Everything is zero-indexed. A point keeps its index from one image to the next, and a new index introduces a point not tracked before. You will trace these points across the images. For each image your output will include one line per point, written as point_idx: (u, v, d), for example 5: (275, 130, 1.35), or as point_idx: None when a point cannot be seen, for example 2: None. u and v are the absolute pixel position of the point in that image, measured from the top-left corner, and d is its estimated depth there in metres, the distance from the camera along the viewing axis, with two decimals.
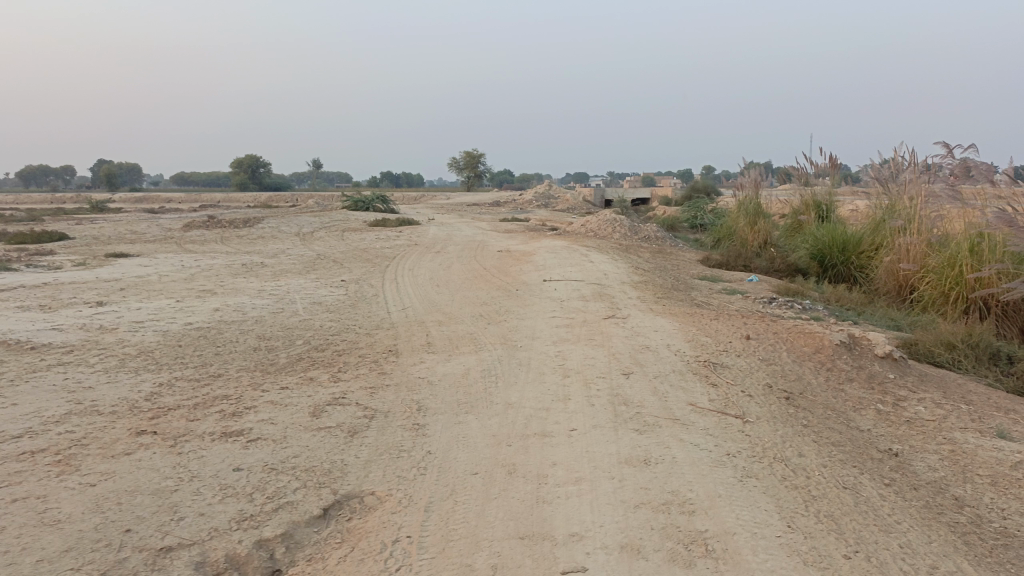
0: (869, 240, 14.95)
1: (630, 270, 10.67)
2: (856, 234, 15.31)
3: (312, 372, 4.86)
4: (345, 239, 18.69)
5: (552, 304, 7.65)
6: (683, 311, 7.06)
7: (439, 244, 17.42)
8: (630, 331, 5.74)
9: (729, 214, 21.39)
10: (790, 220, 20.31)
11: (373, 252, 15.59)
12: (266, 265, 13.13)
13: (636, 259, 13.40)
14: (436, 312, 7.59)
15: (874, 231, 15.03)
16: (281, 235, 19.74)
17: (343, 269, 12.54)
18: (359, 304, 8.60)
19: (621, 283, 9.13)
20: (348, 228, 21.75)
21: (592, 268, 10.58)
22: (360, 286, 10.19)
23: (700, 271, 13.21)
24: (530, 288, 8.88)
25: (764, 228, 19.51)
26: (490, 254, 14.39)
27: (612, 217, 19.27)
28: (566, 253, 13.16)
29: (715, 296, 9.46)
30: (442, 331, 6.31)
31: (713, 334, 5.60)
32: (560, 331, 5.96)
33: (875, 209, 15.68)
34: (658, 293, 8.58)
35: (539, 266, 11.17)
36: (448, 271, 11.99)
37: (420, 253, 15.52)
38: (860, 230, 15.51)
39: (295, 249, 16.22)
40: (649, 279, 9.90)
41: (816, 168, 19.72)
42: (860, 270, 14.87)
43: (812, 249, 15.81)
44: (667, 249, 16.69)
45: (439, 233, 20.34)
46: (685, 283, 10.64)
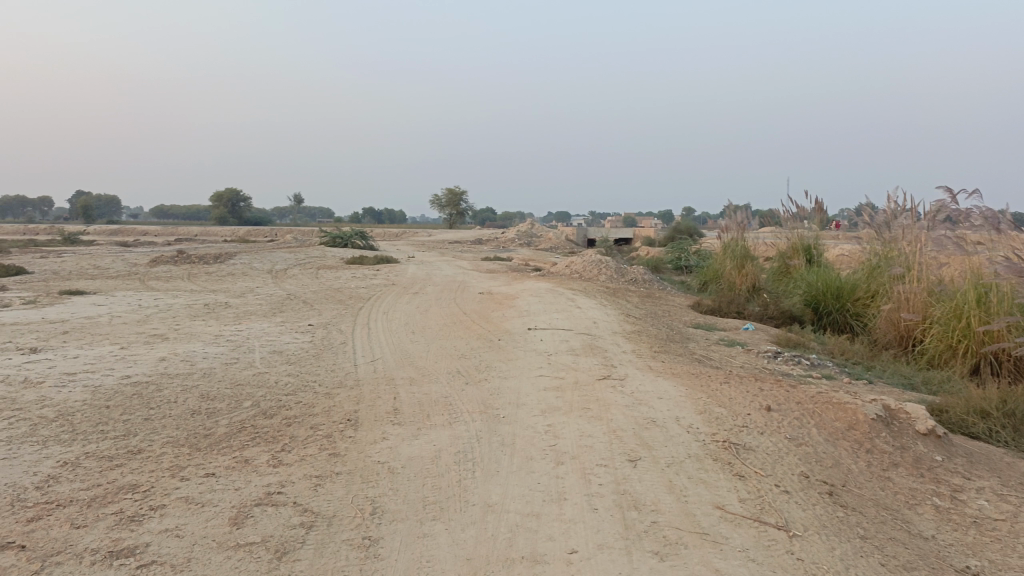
0: (865, 287, 14.35)
1: (621, 318, 9.91)
2: (851, 281, 14.71)
3: (251, 449, 4.02)
4: (318, 278, 17.82)
5: (538, 358, 6.86)
6: (686, 370, 6.30)
7: (417, 284, 16.59)
8: (630, 397, 4.96)
9: (716, 257, 20.79)
10: (779, 264, 19.72)
11: (348, 292, 14.75)
12: (230, 306, 12.22)
13: (626, 304, 12.66)
14: (408, 367, 6.76)
15: (868, 278, 14.48)
16: (251, 272, 18.82)
17: (312, 311, 11.66)
18: (324, 354, 7.76)
19: (612, 333, 8.35)
20: (323, 266, 20.90)
21: (581, 315, 9.82)
22: (328, 333, 9.32)
23: (692, 318, 12.49)
24: (514, 338, 8.08)
25: (752, 272, 18.86)
26: (470, 296, 13.59)
27: (598, 258, 18.58)
28: (551, 297, 12.39)
29: (714, 349, 8.73)
30: (413, 392, 5.49)
31: (727, 403, 4.84)
32: (550, 395, 5.16)
33: (868, 256, 15.14)
34: (655, 346, 7.83)
35: (523, 312, 10.39)
36: (426, 315, 11.18)
37: (396, 294, 14.67)
38: (853, 277, 14.94)
39: (264, 288, 15.33)
40: (642, 329, 9.16)
41: (804, 212, 19.21)
42: (857, 318, 14.26)
43: (805, 295, 15.18)
44: (656, 293, 15.98)
45: (418, 272, 19.54)
46: (680, 333, 9.89)
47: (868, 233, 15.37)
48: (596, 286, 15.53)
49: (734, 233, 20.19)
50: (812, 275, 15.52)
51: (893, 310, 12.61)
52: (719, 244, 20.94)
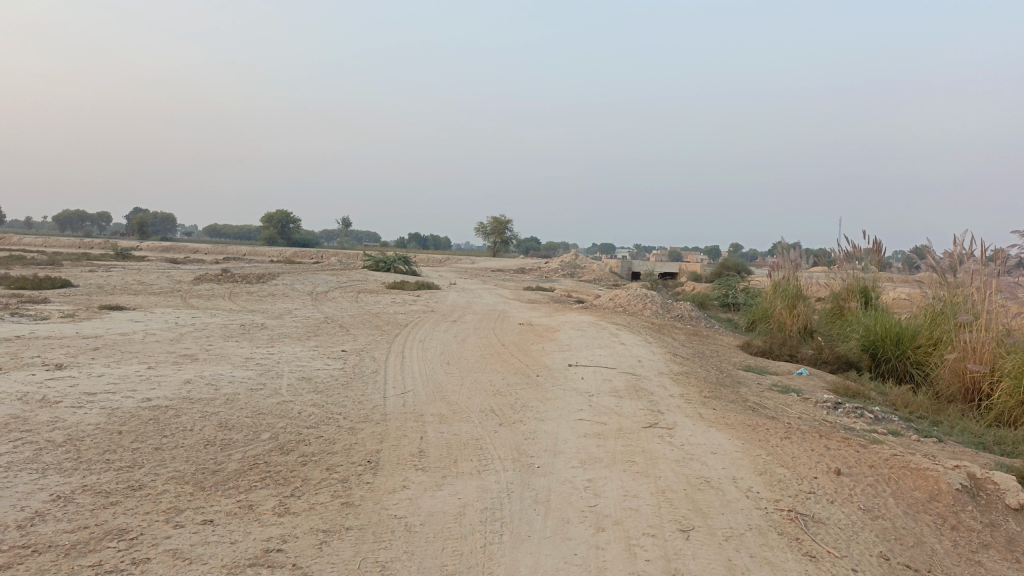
0: (926, 334, 13.54)
1: (668, 357, 9.40)
2: (912, 326, 13.91)
3: (258, 492, 3.66)
4: (358, 301, 17.63)
5: (578, 398, 6.41)
6: (740, 419, 5.78)
7: (457, 312, 16.28)
8: (679, 451, 4.48)
9: (766, 296, 20.05)
10: (832, 305, 18.91)
11: (386, 317, 14.49)
12: (266, 327, 12.03)
13: (671, 342, 12.12)
14: (440, 402, 6.38)
15: (930, 324, 13.68)
16: (291, 293, 18.75)
17: (348, 336, 11.39)
18: (354, 383, 7.43)
19: (658, 374, 7.84)
20: (363, 290, 20.75)
21: (625, 352, 9.33)
22: (360, 360, 8.99)
23: (742, 360, 11.87)
24: (553, 374, 7.63)
25: (804, 312, 18.09)
26: (510, 327, 13.20)
27: (643, 292, 18.04)
28: (594, 331, 11.92)
29: (768, 395, 8.15)
30: (442, 431, 5.09)
31: (789, 462, 4.33)
32: (590, 443, 4.71)
33: (930, 300, 14.34)
34: (705, 390, 7.31)
35: (564, 346, 9.94)
36: (463, 345, 10.81)
37: (435, 321, 14.35)
38: (914, 322, 14.12)
39: (303, 311, 15.17)
40: (690, 370, 8.63)
41: (860, 252, 18.41)
42: (917, 367, 13.45)
43: (861, 340, 14.42)
44: (702, 331, 15.38)
45: (459, 300, 19.23)
46: (729, 375, 9.32)
47: (929, 276, 14.58)
48: (641, 321, 15.01)
49: (786, 272, 19.46)
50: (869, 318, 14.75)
51: (957, 359, 11.82)
52: (770, 282, 20.21)
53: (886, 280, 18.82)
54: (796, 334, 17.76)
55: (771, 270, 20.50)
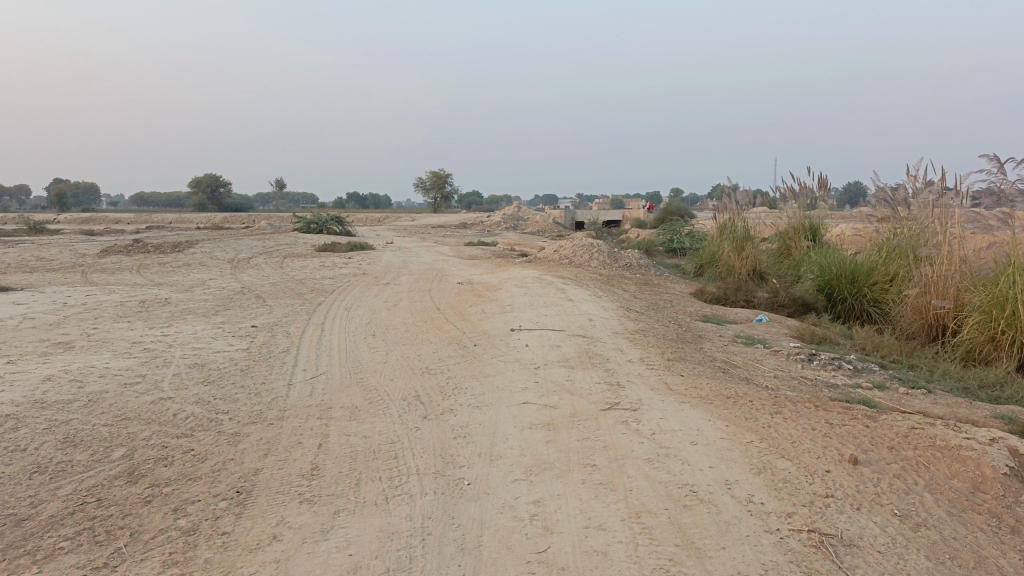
0: (883, 270, 12.90)
1: (621, 314, 8.42)
2: (867, 262, 13.26)
3: (58, 566, 2.53)
4: (283, 267, 16.23)
5: (522, 371, 5.37)
6: (715, 388, 4.81)
7: (391, 273, 15.04)
8: (651, 443, 3.48)
9: (713, 239, 19.30)
10: (779, 245, 18.26)
11: (311, 283, 13.19)
12: (169, 304, 10.64)
13: (622, 294, 11.17)
14: (355, 387, 5.25)
15: (886, 259, 13.04)
16: (210, 262, 17.22)
17: (263, 308, 10.11)
18: (255, 367, 6.23)
19: (612, 335, 6.84)
20: (291, 254, 19.28)
21: (573, 310, 8.31)
22: (270, 337, 7.77)
23: (697, 309, 11.01)
24: (491, 344, 6.56)
25: (753, 254, 17.39)
26: (447, 287, 12.07)
27: (589, 242, 17.08)
28: (539, 287, 10.87)
29: (734, 350, 7.24)
30: (348, 432, 3.98)
31: (791, 452, 3.36)
32: (537, 440, 3.66)
33: (883, 235, 13.72)
34: (667, 351, 6.35)
35: (506, 307, 8.86)
36: (393, 311, 9.65)
37: (365, 284, 13.13)
38: (869, 258, 13.46)
39: (218, 281, 13.74)
40: (647, 327, 7.67)
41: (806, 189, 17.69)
42: (875, 305, 12.83)
43: (816, 279, 13.74)
44: (653, 279, 14.50)
45: (393, 260, 17.96)
46: (688, 329, 8.41)
47: (881, 210, 13.95)
48: (588, 273, 14.04)
49: (732, 213, 18.69)
50: (822, 257, 14.06)
51: (918, 296, 11.19)
52: (717, 225, 19.45)
53: (834, 217, 18.22)
54: (746, 276, 17.06)
55: (715, 213, 19.71)
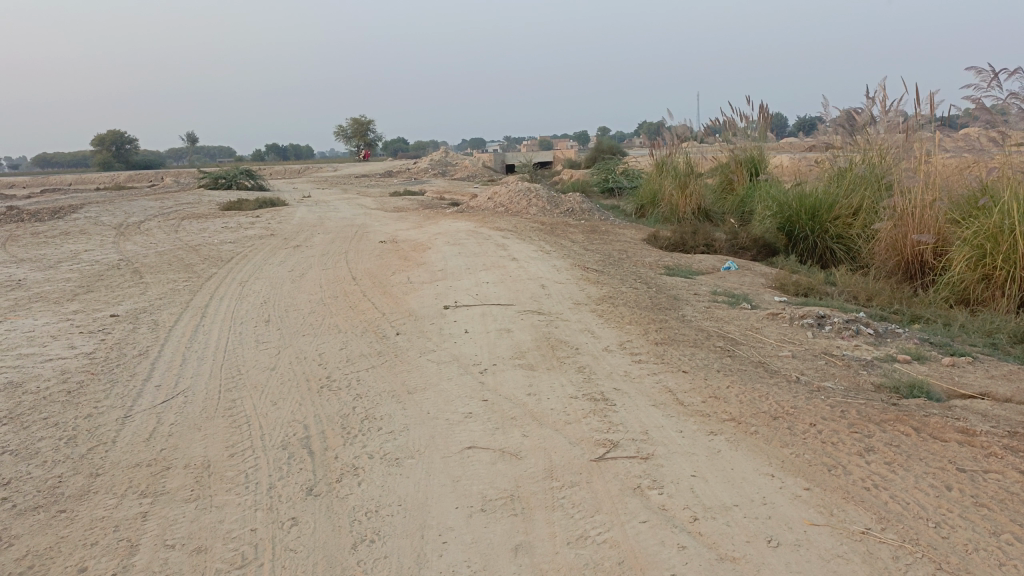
0: (846, 203, 11.66)
1: (577, 275, 6.88)
2: (829, 195, 11.97)
3: None
4: (177, 232, 14.08)
5: (461, 381, 3.76)
6: (745, 393, 3.31)
7: (303, 233, 13.13)
8: (703, 554, 2.00)
9: (652, 177, 17.91)
10: (721, 181, 16.93)
11: (206, 251, 11.21)
12: (17, 288, 8.58)
13: (571, 246, 9.60)
14: (219, 422, 3.57)
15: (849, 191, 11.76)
16: (91, 230, 14.90)
17: (136, 288, 8.20)
18: (89, 387, 4.47)
19: (573, 310, 5.32)
20: (190, 215, 17.03)
21: (519, 275, 6.72)
22: (130, 332, 5.97)
23: (655, 259, 9.59)
24: (416, 331, 4.94)
25: (698, 191, 16.07)
26: (367, 247, 10.34)
27: (525, 187, 15.45)
28: (473, 244, 9.21)
29: (723, 316, 5.80)
30: (178, 541, 2.36)
31: (946, 559, 1.93)
32: (500, 547, 2.12)
33: (840, 164, 12.48)
34: (650, 327, 4.85)
35: (436, 274, 7.22)
36: (299, 283, 7.86)
37: (271, 248, 11.24)
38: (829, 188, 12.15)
39: (94, 254, 11.61)
40: (614, 292, 6.16)
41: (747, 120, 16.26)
42: (839, 242, 11.56)
43: (776, 218, 12.42)
44: (600, 225, 12.97)
45: (309, 216, 15.97)
46: (657, 287, 6.97)
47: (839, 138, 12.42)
48: (528, 222, 12.44)
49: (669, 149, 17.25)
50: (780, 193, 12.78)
51: (889, 228, 9.42)
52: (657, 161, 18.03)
53: (774, 150, 16.90)
54: (692, 217, 15.76)
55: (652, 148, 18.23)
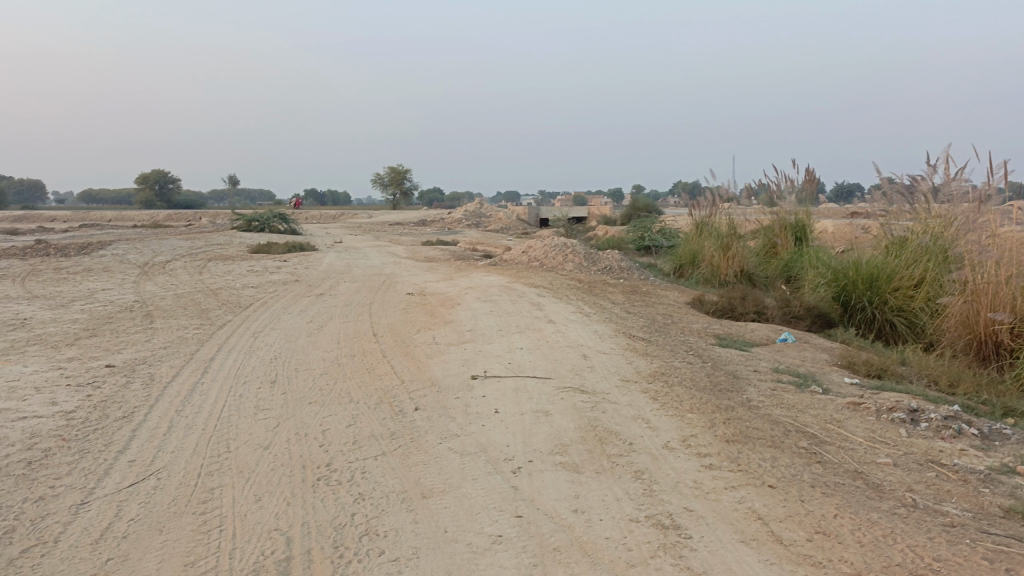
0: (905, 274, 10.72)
1: (622, 344, 6.14)
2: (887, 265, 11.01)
3: None
4: (201, 274, 13.63)
5: (489, 481, 3.01)
6: (862, 529, 2.56)
7: (329, 280, 12.58)
8: None
9: (690, 236, 17.12)
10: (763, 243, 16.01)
11: (225, 295, 10.67)
12: (19, 327, 8.05)
13: (612, 308, 8.88)
14: (186, 524, 2.86)
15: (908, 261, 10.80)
16: (115, 268, 14.52)
17: (144, 335, 7.61)
18: (51, 458, 3.80)
19: (622, 389, 4.58)
20: (217, 256, 16.65)
21: (558, 341, 6.01)
22: (121, 388, 5.33)
23: (704, 327, 8.82)
24: (437, 408, 4.22)
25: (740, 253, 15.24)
26: (394, 300, 9.72)
27: (562, 242, 14.83)
28: (507, 302, 8.53)
29: (794, 403, 5.00)
30: None
31: None
32: None
33: (896, 231, 11.58)
34: (717, 416, 4.08)
35: (465, 335, 6.53)
36: (316, 337, 7.22)
37: (294, 296, 10.68)
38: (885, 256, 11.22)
39: (112, 293, 11.14)
40: (666, 367, 5.40)
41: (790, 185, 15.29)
42: (899, 315, 10.59)
43: (830, 286, 11.50)
44: (641, 285, 12.25)
45: (337, 263, 15.48)
46: (712, 362, 6.20)
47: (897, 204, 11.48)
48: (565, 279, 11.74)
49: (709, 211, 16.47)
50: (835, 260, 11.95)
51: (959, 302, 8.10)
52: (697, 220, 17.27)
53: (820, 213, 15.85)
54: (734, 281, 14.92)
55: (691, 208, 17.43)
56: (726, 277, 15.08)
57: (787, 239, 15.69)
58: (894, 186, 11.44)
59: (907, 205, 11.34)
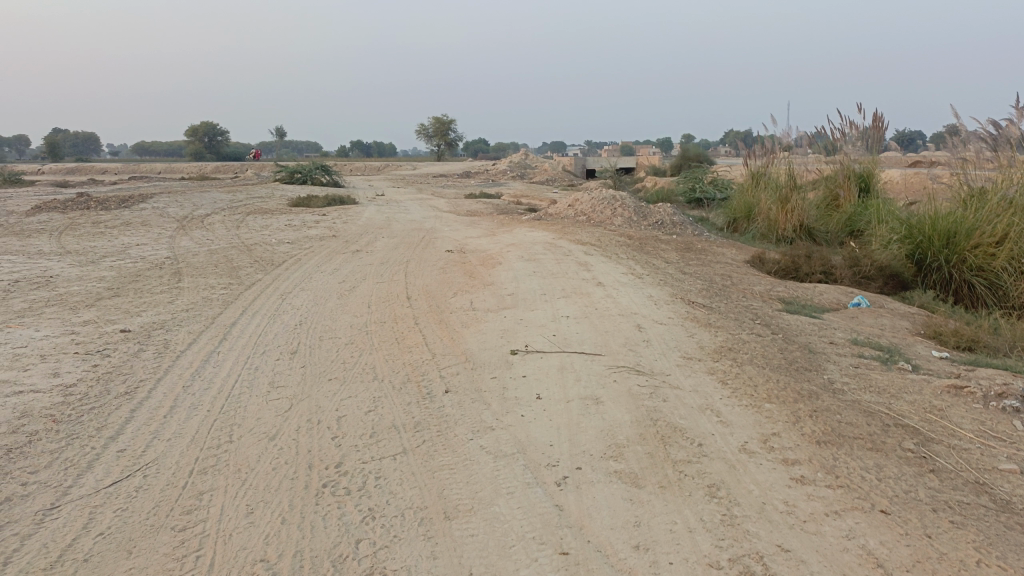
0: (989, 230, 9.32)
1: (681, 311, 5.48)
2: (967, 218, 9.61)
3: None
4: (238, 228, 13.26)
5: (528, 497, 2.45)
6: None
7: (367, 235, 12.09)
8: None
9: (746, 187, 16.13)
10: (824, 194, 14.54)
11: (259, 252, 10.25)
12: (43, 285, 7.72)
13: (665, 268, 8.18)
14: (163, 543, 2.38)
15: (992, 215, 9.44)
16: (152, 221, 14.25)
17: (168, 295, 7.21)
18: (34, 445, 3.36)
19: (686, 370, 3.95)
20: (256, 210, 16.29)
21: (608, 308, 5.38)
22: (131, 358, 4.90)
23: (767, 289, 8.09)
24: (471, 392, 3.66)
25: (799, 206, 14.24)
26: (432, 258, 9.17)
27: (610, 196, 14.06)
28: (552, 261, 7.91)
29: (884, 385, 4.32)
30: None
31: None
32: None
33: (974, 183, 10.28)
34: (801, 406, 3.44)
35: (506, 299, 5.94)
36: (347, 299, 6.72)
37: (330, 252, 10.20)
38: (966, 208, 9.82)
39: (144, 249, 10.81)
40: (734, 340, 4.75)
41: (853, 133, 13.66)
42: (979, 275, 9.37)
43: (902, 244, 10.32)
44: (695, 242, 11.49)
45: (377, 217, 14.99)
46: (784, 332, 5.52)
47: (976, 152, 10.16)
48: (613, 235, 11.04)
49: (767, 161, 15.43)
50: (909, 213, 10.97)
51: None
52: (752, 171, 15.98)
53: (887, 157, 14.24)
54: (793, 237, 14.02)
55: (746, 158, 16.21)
56: (784, 232, 14.21)
57: (851, 189, 14.32)
58: (973, 130, 10.07)
59: (989, 152, 9.99)
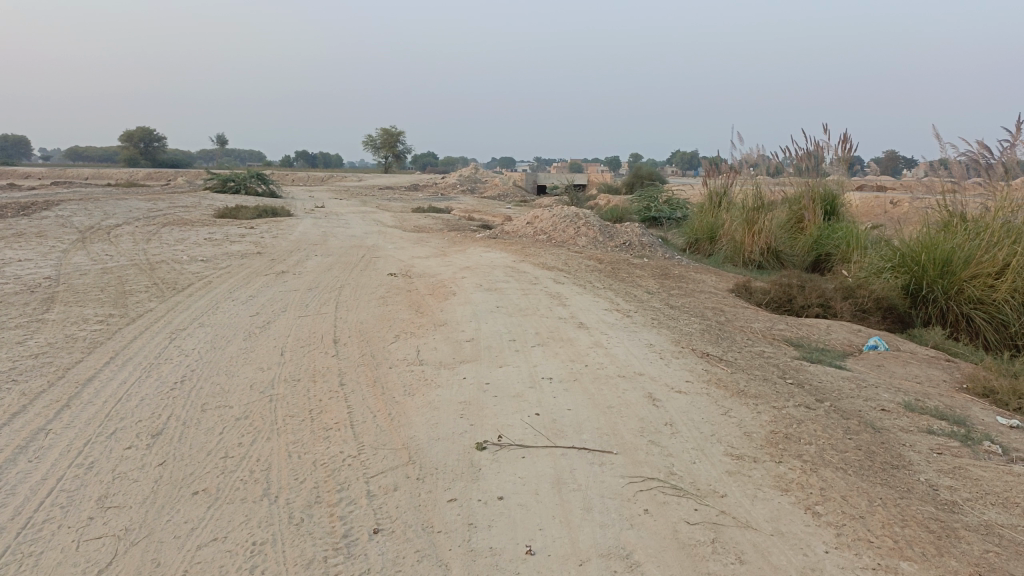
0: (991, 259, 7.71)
1: (699, 367, 4.15)
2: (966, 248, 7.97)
3: None
4: (148, 242, 11.50)
5: None
6: None
7: (298, 253, 10.53)
8: None
9: (703, 209, 14.30)
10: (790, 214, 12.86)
11: (163, 272, 8.60)
12: None
13: (650, 302, 6.89)
14: None
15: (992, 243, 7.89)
16: (50, 233, 12.37)
17: (22, 331, 5.56)
18: None
19: (744, 484, 2.61)
20: (175, 221, 14.49)
21: (603, 368, 4.00)
22: None
23: (768, 327, 6.87)
24: (416, 538, 2.24)
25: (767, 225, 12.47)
26: (372, 284, 7.68)
27: (573, 213, 12.78)
28: (517, 291, 6.53)
29: (1006, 492, 3.05)
30: None
31: None
32: None
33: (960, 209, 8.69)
34: (954, 563, 2.15)
35: (463, 348, 4.53)
36: (256, 341, 5.20)
37: (250, 273, 8.63)
38: (963, 234, 8.20)
39: (24, 266, 9.03)
40: (785, 416, 3.42)
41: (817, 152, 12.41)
42: (981, 309, 7.71)
43: (896, 272, 8.50)
44: (670, 267, 10.27)
45: (313, 231, 13.39)
46: (827, 397, 4.23)
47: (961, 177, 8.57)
48: (580, 258, 9.74)
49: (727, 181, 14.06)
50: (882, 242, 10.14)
51: None
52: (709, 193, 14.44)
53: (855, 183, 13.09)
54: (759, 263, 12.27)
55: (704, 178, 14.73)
56: (751, 255, 12.39)
57: (815, 213, 12.71)
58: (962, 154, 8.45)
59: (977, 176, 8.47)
